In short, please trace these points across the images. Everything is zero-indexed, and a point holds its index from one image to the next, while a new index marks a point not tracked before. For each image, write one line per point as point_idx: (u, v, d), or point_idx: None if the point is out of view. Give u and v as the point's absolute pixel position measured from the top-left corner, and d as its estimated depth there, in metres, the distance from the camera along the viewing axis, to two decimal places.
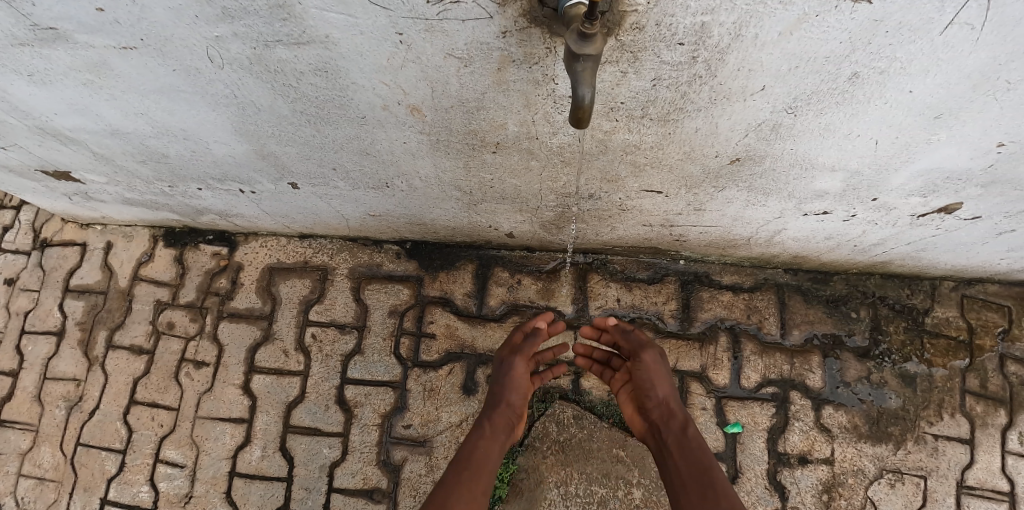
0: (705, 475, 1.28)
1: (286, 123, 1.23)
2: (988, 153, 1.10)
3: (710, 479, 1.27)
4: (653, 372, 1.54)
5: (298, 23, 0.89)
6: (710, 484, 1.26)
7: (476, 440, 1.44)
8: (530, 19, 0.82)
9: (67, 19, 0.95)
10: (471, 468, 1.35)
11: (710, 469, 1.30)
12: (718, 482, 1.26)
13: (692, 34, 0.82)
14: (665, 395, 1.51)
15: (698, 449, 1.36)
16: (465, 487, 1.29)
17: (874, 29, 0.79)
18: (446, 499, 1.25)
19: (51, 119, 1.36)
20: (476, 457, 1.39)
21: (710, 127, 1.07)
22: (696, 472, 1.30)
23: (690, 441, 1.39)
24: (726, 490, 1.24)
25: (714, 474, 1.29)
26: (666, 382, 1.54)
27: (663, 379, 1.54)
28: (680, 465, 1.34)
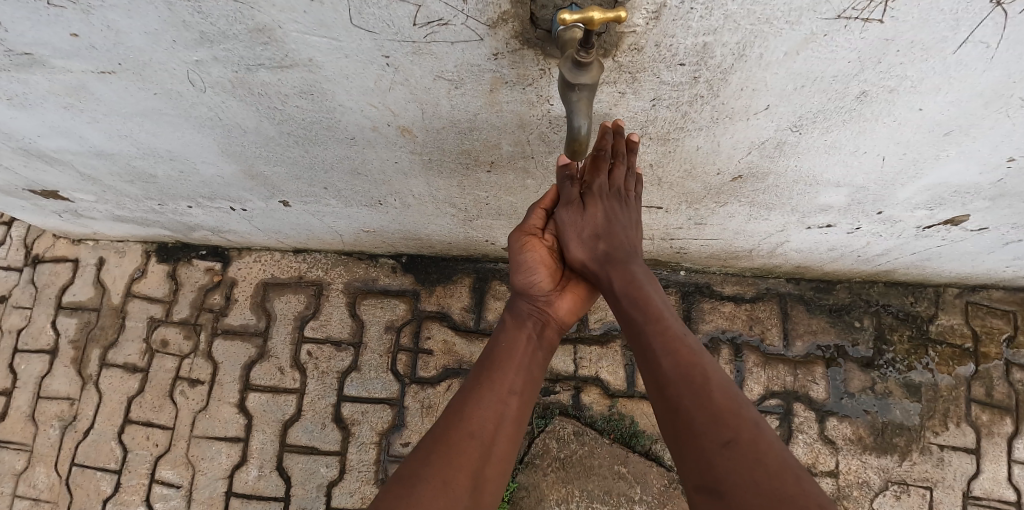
0: (648, 339, 0.97)
1: (274, 143, 1.19)
2: (997, 168, 1.06)
3: (659, 343, 0.95)
4: (567, 236, 1.12)
5: (280, 47, 0.86)
6: (655, 350, 0.94)
7: (500, 331, 1.24)
8: (522, 41, 0.78)
9: (42, 44, 0.91)
10: (484, 366, 1.16)
11: (665, 327, 0.98)
12: (677, 341, 0.94)
13: (693, 54, 0.79)
14: (593, 253, 1.10)
15: (643, 305, 1.01)
16: (478, 390, 1.10)
17: (884, 49, 0.76)
18: (465, 404, 1.07)
19: (34, 141, 1.33)
20: (488, 358, 1.18)
21: (712, 145, 1.04)
22: (642, 336, 0.98)
23: (629, 297, 1.04)
24: (690, 346, 0.94)
25: (668, 330, 0.97)
26: (596, 232, 1.10)
27: (584, 235, 1.10)
28: (627, 326, 1.03)
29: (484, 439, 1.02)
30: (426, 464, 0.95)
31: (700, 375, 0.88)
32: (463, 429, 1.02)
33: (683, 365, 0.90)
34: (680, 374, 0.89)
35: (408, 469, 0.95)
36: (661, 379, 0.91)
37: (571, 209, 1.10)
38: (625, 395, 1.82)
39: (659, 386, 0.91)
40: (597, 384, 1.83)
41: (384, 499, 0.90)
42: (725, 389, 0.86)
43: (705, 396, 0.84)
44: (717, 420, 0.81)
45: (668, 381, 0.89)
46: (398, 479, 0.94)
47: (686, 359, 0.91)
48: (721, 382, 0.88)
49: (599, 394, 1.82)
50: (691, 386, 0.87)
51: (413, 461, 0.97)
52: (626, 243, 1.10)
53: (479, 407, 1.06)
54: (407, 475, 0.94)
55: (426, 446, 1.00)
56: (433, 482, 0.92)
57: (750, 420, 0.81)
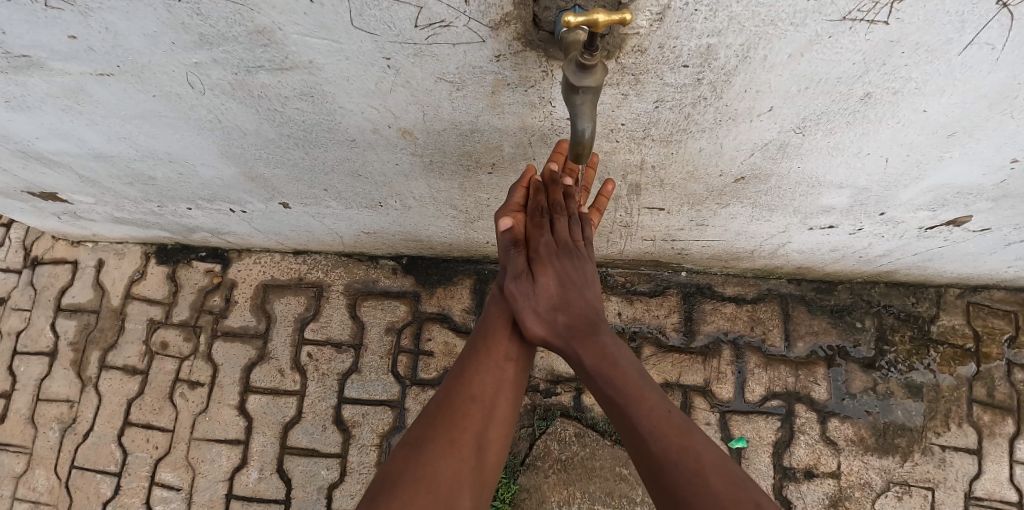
0: (635, 423, 0.95)
1: (274, 146, 1.19)
2: (1000, 169, 1.06)
3: (649, 427, 0.93)
4: (523, 312, 1.13)
5: (280, 49, 0.85)
6: (644, 434, 0.93)
7: (492, 305, 1.24)
8: (524, 43, 0.78)
9: (40, 46, 0.91)
10: (480, 336, 1.17)
11: (652, 406, 0.96)
12: (664, 421, 0.93)
13: (697, 55, 0.78)
14: (554, 327, 1.11)
15: (623, 384, 1.00)
16: (476, 359, 1.11)
17: (889, 50, 0.75)
18: (464, 373, 1.09)
19: (32, 143, 1.32)
20: (483, 328, 1.19)
21: (715, 147, 1.03)
22: (628, 419, 0.97)
23: (607, 378, 1.02)
24: (680, 426, 0.93)
25: (655, 411, 0.95)
26: (552, 304, 1.11)
27: (540, 309, 1.11)
28: (612, 407, 1.01)
29: (485, 404, 1.05)
30: (431, 431, 0.98)
31: (696, 460, 0.88)
32: (463, 397, 1.04)
33: (678, 451, 0.89)
34: (676, 464, 0.88)
35: (413, 437, 0.98)
36: (654, 465, 0.90)
37: (521, 281, 1.12)
38: None
39: (653, 472, 0.90)
40: None
41: (393, 465, 0.93)
42: (721, 472, 0.86)
43: (704, 485, 0.84)
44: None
45: (664, 470, 0.88)
46: (404, 446, 0.97)
47: (680, 443, 0.90)
48: (715, 462, 0.88)
49: None
50: (687, 472, 0.87)
51: (416, 432, 0.99)
52: (584, 309, 1.11)
53: (477, 375, 1.08)
54: (413, 442, 0.97)
55: (428, 415, 1.02)
56: (439, 446, 0.95)
57: (751, 503, 0.83)
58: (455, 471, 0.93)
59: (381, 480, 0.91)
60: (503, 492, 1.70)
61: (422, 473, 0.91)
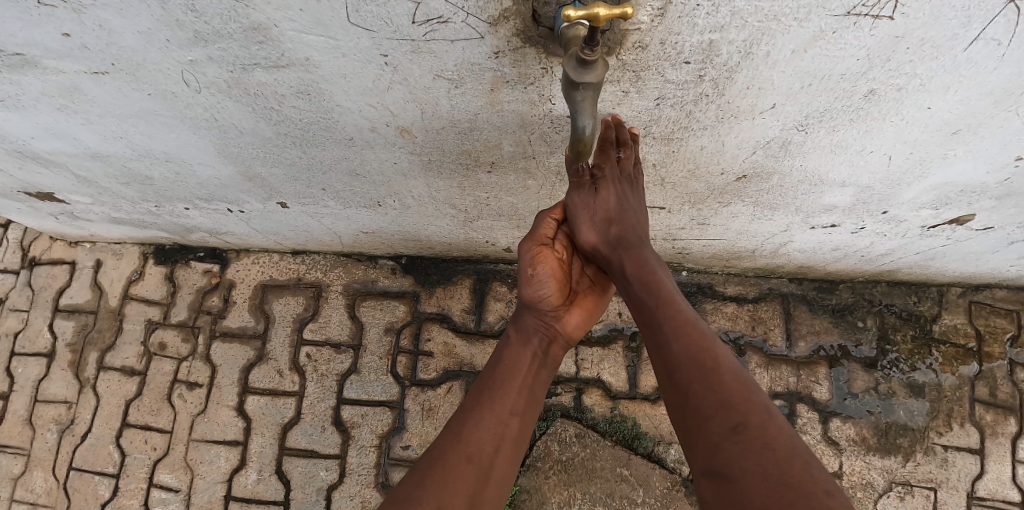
0: (659, 322, 0.92)
1: (271, 144, 1.18)
2: (1004, 167, 1.05)
3: (670, 326, 0.90)
4: (579, 218, 1.05)
5: (276, 46, 0.84)
6: (664, 334, 0.90)
7: (504, 348, 1.21)
8: (524, 39, 0.77)
9: (33, 45, 0.89)
10: (484, 386, 1.13)
11: (677, 308, 0.93)
12: (689, 323, 0.89)
13: (699, 52, 0.77)
14: (603, 236, 1.05)
15: (655, 287, 0.96)
16: (477, 411, 1.07)
17: (893, 47, 0.74)
18: (463, 425, 1.05)
19: (28, 143, 1.31)
20: (488, 376, 1.15)
21: (716, 145, 1.02)
22: (651, 320, 0.94)
23: (640, 281, 0.98)
24: (702, 329, 0.90)
25: (680, 313, 0.92)
26: (609, 215, 1.04)
27: (597, 216, 1.04)
28: (636, 308, 0.98)
29: (480, 464, 0.99)
30: (421, 487, 0.93)
31: (710, 357, 0.84)
32: (459, 452, 0.99)
33: (693, 349, 0.86)
34: (692, 360, 0.84)
35: (401, 493, 0.93)
36: (670, 364, 0.87)
37: (584, 189, 1.03)
38: (628, 396, 1.80)
39: (668, 370, 0.87)
40: (598, 386, 1.81)
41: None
42: (735, 373, 0.83)
43: (715, 380, 0.81)
44: (728, 405, 0.78)
45: (676, 365, 0.86)
46: (391, 502, 0.92)
47: (698, 342, 0.87)
48: (730, 364, 0.84)
49: (601, 395, 1.80)
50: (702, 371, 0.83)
51: (406, 487, 0.94)
52: (637, 227, 1.05)
53: (477, 429, 1.04)
54: (400, 498, 0.92)
55: (421, 468, 0.98)
56: (426, 505, 0.90)
57: (761, 403, 0.79)
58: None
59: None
60: None
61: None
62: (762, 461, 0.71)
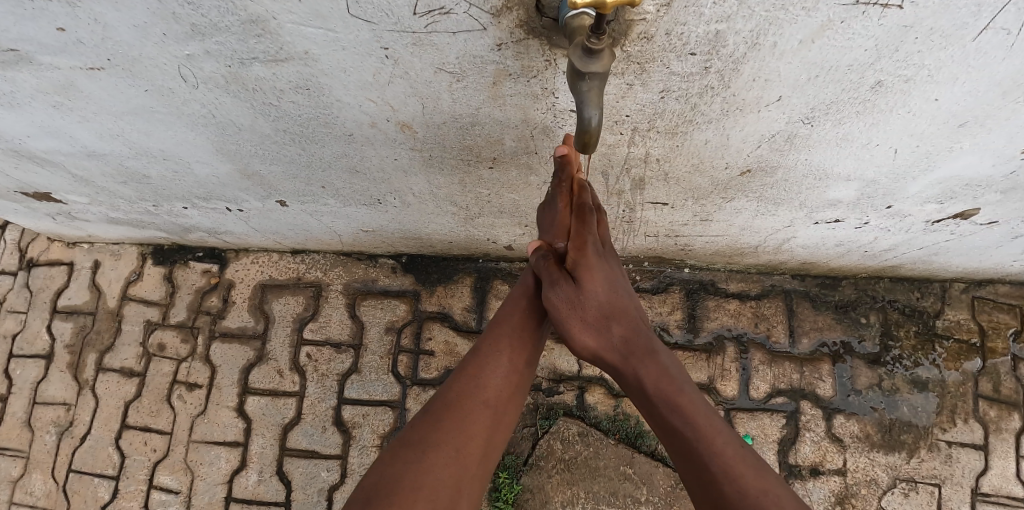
0: (704, 461, 0.90)
1: (270, 142, 1.17)
2: (1011, 160, 1.03)
3: (722, 469, 0.88)
4: (571, 323, 1.09)
5: (275, 39, 0.83)
6: (715, 474, 0.88)
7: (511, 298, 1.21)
8: (527, 30, 0.75)
9: (27, 40, 0.88)
10: (490, 333, 1.15)
11: (720, 436, 0.93)
12: (738, 461, 0.89)
13: (705, 43, 0.76)
14: (610, 342, 1.08)
15: (688, 413, 0.96)
16: (485, 359, 1.09)
17: (902, 35, 0.73)
18: (478, 368, 1.08)
19: (24, 142, 1.29)
20: (500, 321, 1.17)
21: (721, 139, 1.01)
22: (694, 456, 0.92)
23: (670, 404, 0.98)
24: (749, 464, 0.89)
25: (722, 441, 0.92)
26: (603, 312, 1.08)
27: (590, 318, 1.08)
28: (673, 439, 0.96)
29: (493, 408, 1.04)
30: (436, 429, 0.97)
31: (765, 502, 0.84)
32: (471, 402, 1.02)
33: (752, 495, 0.85)
34: (745, 505, 0.84)
35: (415, 437, 0.97)
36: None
37: (566, 286, 1.09)
38: (630, 394, 1.78)
39: None
40: (600, 384, 1.80)
41: (394, 463, 0.93)
42: None
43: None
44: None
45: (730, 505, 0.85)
46: (407, 445, 0.96)
47: (750, 480, 0.86)
48: (787, 507, 0.84)
49: (603, 394, 1.79)
50: None
51: (422, 427, 0.99)
52: (635, 322, 1.10)
53: (487, 376, 1.06)
54: (415, 442, 0.95)
55: (432, 413, 1.01)
56: (443, 447, 0.95)
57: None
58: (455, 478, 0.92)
59: (378, 481, 0.90)
60: (505, 493, 1.68)
61: (422, 476, 0.90)
62: None
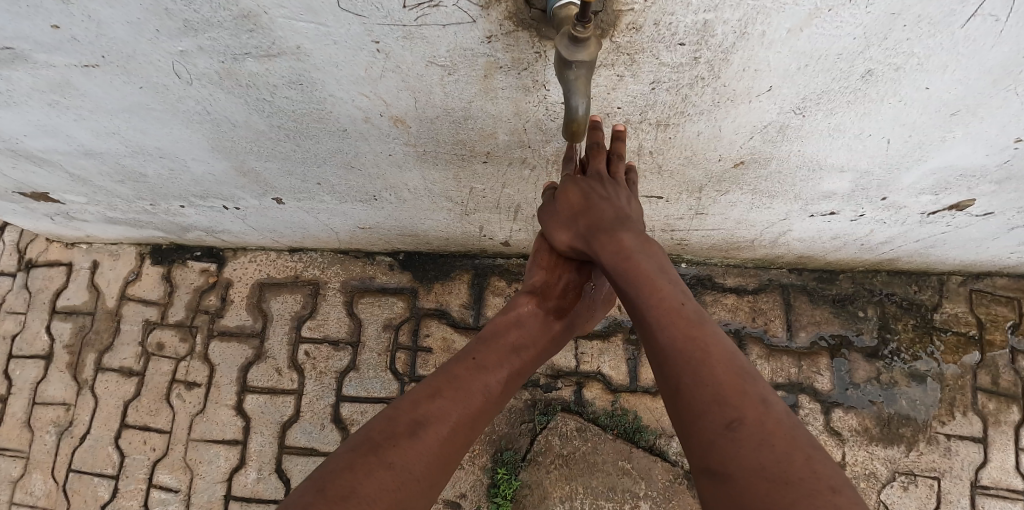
0: (643, 312, 0.92)
1: (265, 138, 1.17)
2: (1004, 149, 1.04)
3: (655, 316, 0.90)
4: (546, 226, 1.15)
5: (267, 34, 0.83)
6: (651, 324, 0.90)
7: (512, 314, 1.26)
8: (516, 22, 0.76)
9: (21, 38, 0.88)
10: (484, 358, 1.16)
11: (663, 298, 0.92)
12: (673, 312, 0.89)
13: (694, 32, 0.76)
14: (576, 231, 1.09)
15: (632, 271, 0.97)
16: (475, 386, 1.11)
17: (890, 23, 0.73)
18: (468, 383, 1.10)
19: (20, 141, 1.30)
20: (492, 331, 1.23)
21: (713, 130, 1.01)
22: (637, 311, 0.94)
23: (618, 269, 0.99)
24: (690, 317, 0.88)
25: (664, 303, 0.91)
26: (574, 211, 1.08)
27: (562, 218, 1.11)
28: (626, 301, 0.98)
29: (466, 429, 1.06)
30: (412, 444, 0.96)
31: (700, 350, 0.83)
32: (454, 428, 1.03)
33: (681, 340, 0.85)
34: (675, 347, 0.85)
35: (391, 451, 0.94)
36: (659, 355, 0.87)
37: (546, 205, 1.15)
38: (628, 389, 1.79)
39: (658, 362, 0.87)
40: (598, 380, 1.80)
41: (359, 471, 0.90)
42: (729, 363, 0.81)
43: (706, 372, 0.80)
44: (719, 399, 0.76)
45: (669, 358, 0.85)
46: (380, 457, 0.93)
47: (687, 333, 0.86)
48: (725, 355, 0.82)
49: (601, 389, 1.79)
50: (692, 362, 0.82)
51: (396, 433, 0.97)
52: (606, 212, 1.04)
53: (472, 400, 1.08)
54: (389, 460, 0.93)
55: (411, 424, 0.99)
56: (414, 475, 0.94)
57: (755, 396, 0.77)
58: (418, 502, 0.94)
59: (344, 495, 0.85)
60: (504, 489, 1.69)
61: (393, 502, 0.89)
62: (756, 460, 0.69)
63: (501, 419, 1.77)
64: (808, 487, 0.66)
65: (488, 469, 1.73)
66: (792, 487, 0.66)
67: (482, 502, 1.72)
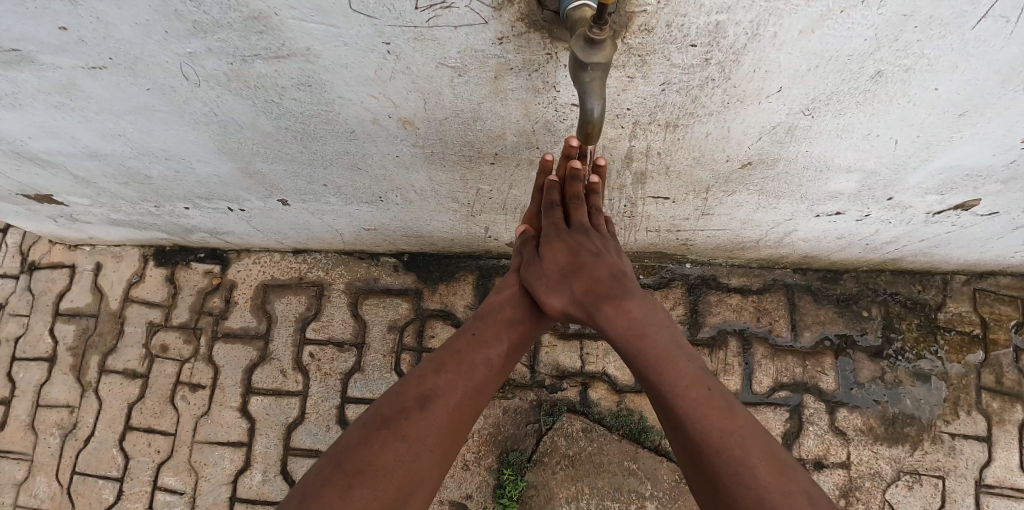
0: (673, 402, 0.91)
1: (272, 140, 1.17)
2: (1011, 149, 1.04)
3: (687, 407, 0.89)
4: (538, 290, 1.15)
5: (276, 36, 0.83)
6: (682, 415, 0.89)
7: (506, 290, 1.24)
8: (528, 24, 0.76)
9: (29, 39, 0.88)
10: (485, 333, 1.15)
11: (690, 386, 0.91)
12: (704, 401, 0.89)
13: (706, 34, 0.76)
14: (572, 296, 1.10)
15: (655, 355, 0.97)
16: (477, 359, 1.10)
17: (902, 24, 0.73)
18: (472, 356, 1.10)
19: (26, 143, 1.30)
20: (490, 306, 1.22)
21: (722, 131, 1.01)
22: (664, 399, 0.93)
23: (639, 353, 0.99)
24: (720, 407, 0.88)
25: (695, 390, 0.90)
26: (564, 272, 1.12)
27: (552, 282, 1.13)
28: (650, 389, 0.97)
29: (474, 401, 1.06)
30: (421, 418, 0.97)
31: (739, 445, 0.83)
32: (460, 400, 1.03)
33: (717, 434, 0.85)
34: (711, 442, 0.84)
35: (401, 426, 0.95)
36: (695, 450, 0.86)
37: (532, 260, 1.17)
38: (633, 390, 1.79)
39: (695, 458, 0.86)
40: (603, 380, 1.80)
41: (371, 449, 0.92)
42: (767, 457, 0.82)
43: (748, 472, 0.80)
44: (767, 500, 0.76)
45: (705, 453, 0.84)
46: (391, 434, 0.94)
47: (721, 427, 0.85)
48: (761, 448, 0.83)
49: (606, 390, 1.79)
50: (732, 460, 0.81)
51: (403, 409, 0.98)
52: (597, 271, 1.10)
53: (477, 372, 1.08)
54: (401, 435, 0.94)
55: (418, 399, 1.00)
56: (427, 448, 0.95)
57: (800, 492, 0.78)
58: (433, 474, 0.96)
59: (361, 469, 0.88)
60: (510, 490, 1.69)
61: (407, 475, 0.91)
62: None
63: (506, 420, 1.77)
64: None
65: (494, 470, 1.73)
66: None
67: (487, 503, 1.72)
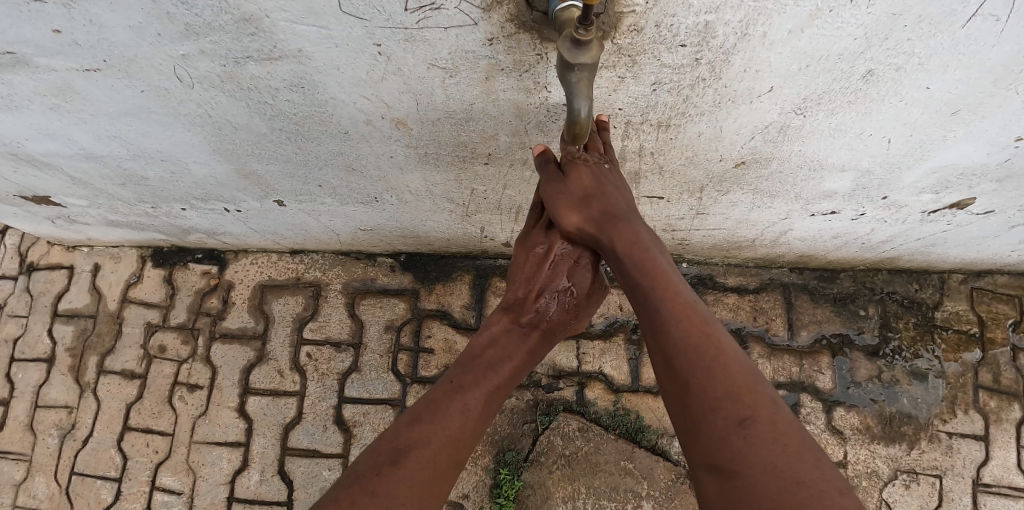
0: (656, 307, 0.92)
1: (266, 141, 1.17)
2: (1004, 148, 1.04)
3: (670, 310, 0.90)
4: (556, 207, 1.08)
5: (268, 37, 0.83)
6: (663, 319, 0.89)
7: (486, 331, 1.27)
8: (518, 24, 0.76)
9: (23, 42, 0.89)
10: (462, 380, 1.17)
11: (676, 297, 0.92)
12: (686, 309, 0.89)
13: (696, 34, 0.76)
14: (589, 217, 1.06)
15: (647, 268, 0.97)
16: (454, 407, 1.10)
17: (891, 24, 0.73)
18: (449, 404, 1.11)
19: (21, 145, 1.30)
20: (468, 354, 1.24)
21: (714, 131, 1.01)
22: (648, 307, 0.93)
23: (630, 265, 0.99)
24: (701, 317, 0.89)
25: (676, 299, 0.91)
26: (586, 194, 1.04)
27: (575, 202, 1.06)
28: (636, 299, 0.97)
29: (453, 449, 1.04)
30: (394, 470, 0.96)
31: (714, 349, 0.83)
32: (436, 449, 1.02)
33: (694, 334, 0.85)
34: (687, 342, 0.85)
35: (373, 481, 0.94)
36: (669, 351, 0.86)
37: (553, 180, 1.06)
38: (629, 389, 1.79)
39: (668, 358, 0.86)
40: (600, 380, 1.80)
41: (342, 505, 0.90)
42: (740, 362, 0.82)
43: (720, 370, 0.80)
44: (733, 395, 0.77)
45: (679, 352, 0.85)
46: (362, 491, 0.92)
47: (699, 330, 0.86)
48: (735, 355, 0.84)
49: (603, 389, 1.79)
50: (703, 358, 0.82)
51: (377, 464, 0.97)
52: (616, 194, 1.05)
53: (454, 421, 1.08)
54: (372, 489, 0.92)
55: (392, 453, 0.99)
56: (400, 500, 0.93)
57: (767, 397, 0.78)
58: None
59: None
60: (507, 490, 1.69)
61: None
62: (770, 456, 0.70)
63: (503, 420, 1.77)
64: (818, 485, 0.67)
65: (490, 470, 1.73)
66: (804, 485, 0.67)
67: (484, 502, 1.72)
